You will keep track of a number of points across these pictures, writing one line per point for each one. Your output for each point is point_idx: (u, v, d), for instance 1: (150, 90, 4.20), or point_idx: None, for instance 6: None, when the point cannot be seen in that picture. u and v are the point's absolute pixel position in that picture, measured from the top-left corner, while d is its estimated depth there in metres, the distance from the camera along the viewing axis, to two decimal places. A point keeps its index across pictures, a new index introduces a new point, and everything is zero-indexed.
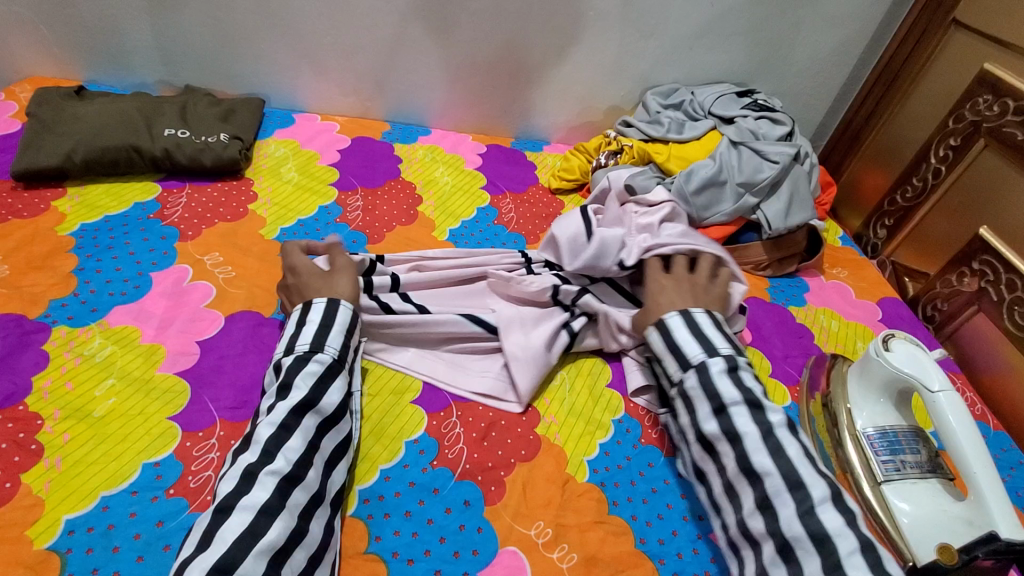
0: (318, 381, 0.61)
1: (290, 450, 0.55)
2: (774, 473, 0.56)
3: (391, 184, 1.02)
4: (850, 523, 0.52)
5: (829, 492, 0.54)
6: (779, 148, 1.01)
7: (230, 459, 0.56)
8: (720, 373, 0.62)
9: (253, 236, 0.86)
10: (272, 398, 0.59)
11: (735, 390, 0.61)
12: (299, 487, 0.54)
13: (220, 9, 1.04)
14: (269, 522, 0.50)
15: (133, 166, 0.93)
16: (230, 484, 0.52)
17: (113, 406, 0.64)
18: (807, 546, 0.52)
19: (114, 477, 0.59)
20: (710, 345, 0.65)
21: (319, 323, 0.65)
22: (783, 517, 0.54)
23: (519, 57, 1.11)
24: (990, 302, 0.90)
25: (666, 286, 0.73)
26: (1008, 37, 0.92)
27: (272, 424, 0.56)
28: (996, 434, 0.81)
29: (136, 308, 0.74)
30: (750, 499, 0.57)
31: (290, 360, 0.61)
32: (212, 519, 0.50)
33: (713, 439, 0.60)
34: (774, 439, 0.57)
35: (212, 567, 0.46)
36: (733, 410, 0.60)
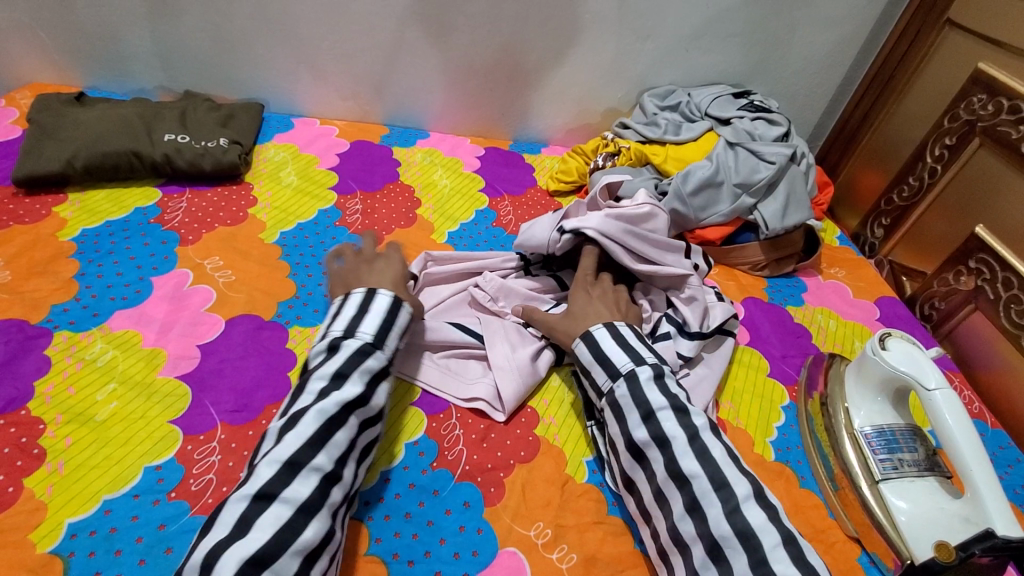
0: (370, 379, 0.60)
1: (335, 448, 0.54)
2: (702, 475, 0.56)
3: (390, 187, 1.02)
4: (772, 519, 0.52)
5: (753, 490, 0.54)
6: (775, 149, 1.01)
7: (273, 437, 0.54)
8: (648, 380, 0.62)
9: (253, 240, 0.87)
10: (324, 383, 0.58)
11: (663, 396, 0.61)
12: (335, 486, 0.54)
13: (219, 15, 1.05)
14: (307, 520, 0.50)
15: (133, 172, 0.93)
16: (273, 471, 0.51)
17: (115, 409, 0.65)
18: (734, 545, 0.52)
19: (116, 480, 0.59)
20: (636, 354, 0.65)
21: (382, 318, 0.64)
22: (712, 518, 0.54)
23: (516, 60, 1.12)
24: (987, 300, 0.90)
25: (592, 296, 0.75)
26: (1002, 37, 0.92)
27: (323, 415, 0.55)
28: (994, 432, 0.81)
29: (137, 313, 0.74)
30: (679, 503, 0.56)
31: (351, 347, 0.61)
32: (250, 507, 0.49)
33: (643, 446, 0.59)
34: (700, 442, 0.57)
35: (251, 556, 0.46)
36: (661, 415, 0.60)
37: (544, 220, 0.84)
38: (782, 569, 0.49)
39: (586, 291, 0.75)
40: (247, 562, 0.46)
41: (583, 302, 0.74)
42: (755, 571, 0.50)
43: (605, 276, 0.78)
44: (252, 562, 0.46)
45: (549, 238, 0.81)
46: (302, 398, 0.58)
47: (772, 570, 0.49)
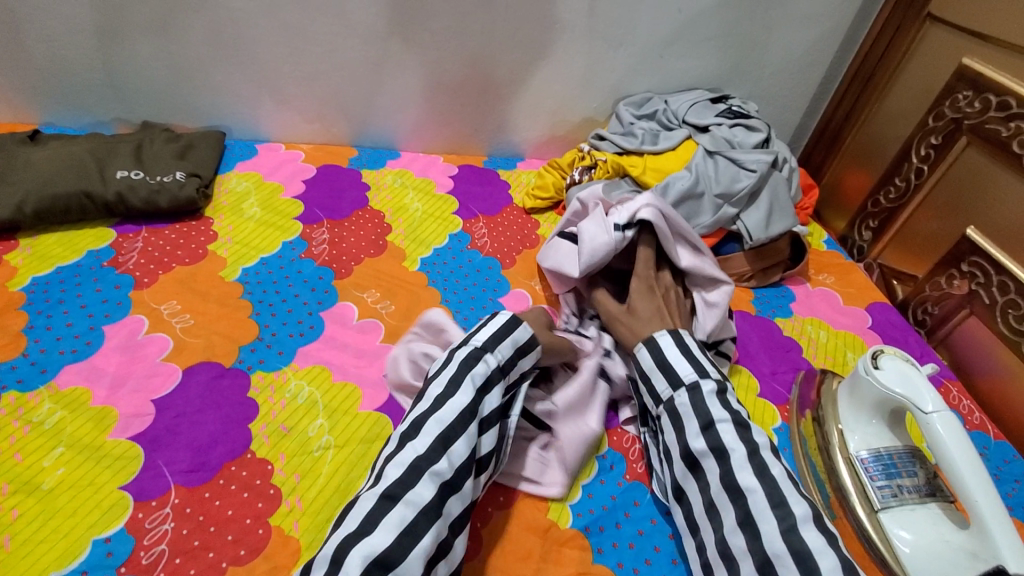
0: (480, 387, 0.61)
1: (454, 456, 0.56)
2: (758, 490, 0.56)
3: (359, 213, 0.98)
4: (831, 543, 0.51)
5: (812, 511, 0.53)
6: (755, 156, 0.98)
7: (399, 441, 0.58)
8: (711, 393, 0.63)
9: (213, 279, 0.83)
10: (440, 390, 0.60)
11: (724, 411, 0.61)
12: (453, 496, 0.55)
13: (173, 43, 1.01)
14: (427, 525, 0.51)
15: (86, 213, 0.89)
16: (399, 471, 0.54)
17: (63, 476, 0.60)
18: (788, 563, 0.51)
19: (64, 555, 0.55)
20: (701, 368, 0.66)
21: (495, 329, 0.66)
22: (765, 534, 0.53)
23: (486, 74, 1.08)
24: (982, 305, 0.87)
25: (656, 298, 0.76)
26: (986, 31, 0.89)
27: (441, 423, 0.57)
28: (997, 444, 0.78)
29: (88, 367, 0.70)
30: (731, 516, 0.56)
31: (464, 354, 0.63)
32: (377, 505, 0.52)
33: (699, 456, 0.60)
34: (760, 458, 0.57)
35: (376, 556, 0.48)
36: (720, 427, 0.60)
37: (591, 229, 0.81)
38: None
39: (650, 290, 0.77)
40: (373, 562, 0.48)
41: (651, 303, 0.76)
42: None
43: (667, 273, 0.80)
44: (380, 564, 0.48)
45: (615, 236, 0.78)
46: (421, 404, 0.60)
47: None
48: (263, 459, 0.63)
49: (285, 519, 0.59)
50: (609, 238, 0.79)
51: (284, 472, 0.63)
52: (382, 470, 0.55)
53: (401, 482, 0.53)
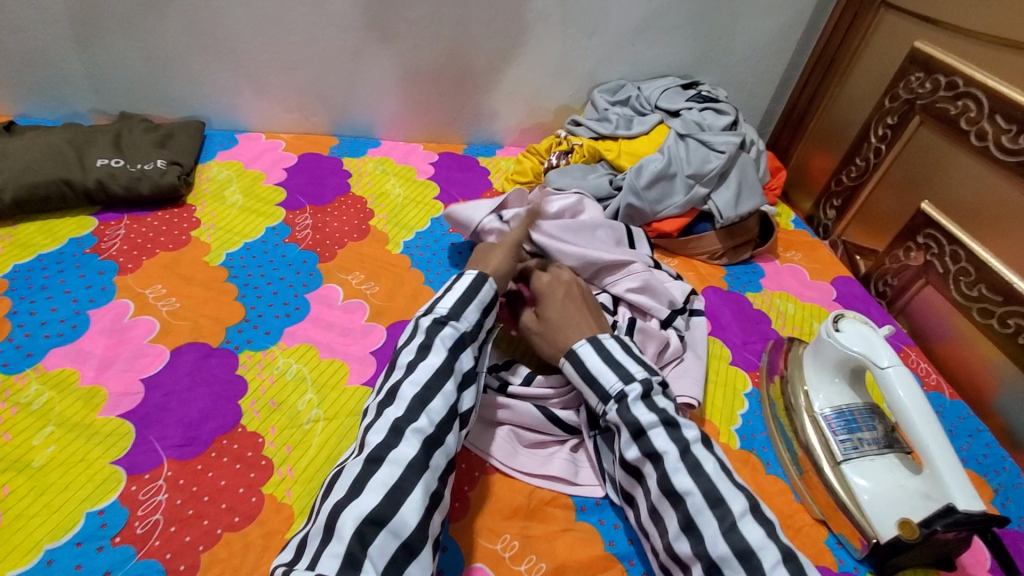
0: (451, 348, 0.64)
1: (433, 412, 0.58)
2: (695, 491, 0.55)
3: (341, 199, 1.00)
4: (770, 535, 0.52)
5: (748, 505, 0.53)
6: (724, 138, 1.02)
7: (376, 411, 0.59)
8: (636, 400, 0.60)
9: (197, 264, 0.84)
10: (412, 357, 0.62)
11: (651, 413, 0.59)
12: (437, 450, 0.56)
13: (150, 34, 1.01)
14: (415, 481, 0.53)
15: (66, 201, 0.89)
16: (380, 436, 0.55)
17: (54, 453, 0.61)
18: (733, 565, 0.50)
19: (59, 527, 0.56)
20: (624, 371, 0.63)
21: (460, 293, 0.68)
22: (708, 537, 0.52)
23: (463, 63, 1.10)
24: (937, 274, 0.92)
25: (560, 295, 0.73)
26: (935, 15, 0.95)
27: (417, 384, 0.60)
28: (952, 403, 0.82)
29: (75, 349, 0.71)
30: (674, 521, 0.55)
31: (428, 322, 0.65)
32: (364, 468, 0.53)
33: (637, 464, 0.59)
34: (692, 457, 0.56)
35: (367, 515, 0.49)
36: (651, 432, 0.58)
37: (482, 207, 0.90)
38: None
39: (551, 290, 0.73)
40: (365, 521, 0.49)
41: (555, 301, 0.72)
42: None
43: (566, 271, 0.76)
44: (371, 521, 0.49)
45: (485, 215, 0.88)
46: (395, 373, 0.62)
47: None
48: (253, 433, 0.65)
49: (278, 488, 0.61)
50: (478, 213, 0.89)
51: (275, 444, 0.64)
52: (364, 438, 0.57)
53: (382, 444, 0.54)
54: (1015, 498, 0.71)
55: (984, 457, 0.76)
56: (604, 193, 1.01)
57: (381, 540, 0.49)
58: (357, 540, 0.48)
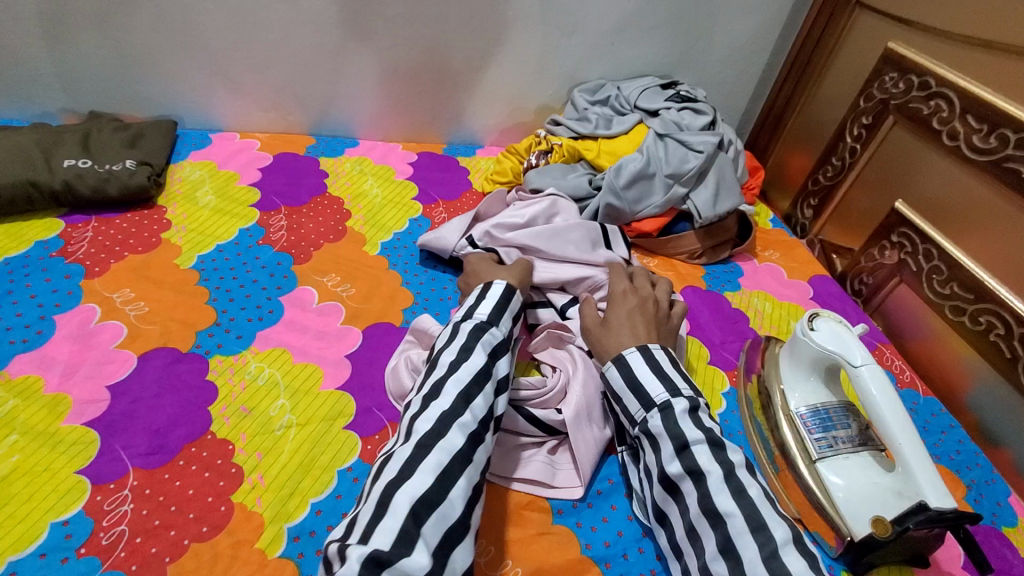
0: (492, 351, 0.64)
1: (479, 409, 0.57)
2: (737, 514, 0.53)
3: (317, 200, 0.98)
4: (814, 567, 0.48)
5: (792, 532, 0.51)
6: (702, 138, 1.02)
7: (420, 402, 0.58)
8: (683, 413, 0.59)
9: (167, 267, 0.82)
10: (455, 355, 0.62)
11: (698, 430, 0.58)
12: (480, 447, 0.56)
13: (119, 31, 0.98)
14: (461, 470, 0.53)
15: (32, 203, 0.86)
16: (429, 423, 0.55)
17: (16, 463, 0.59)
18: None
19: (20, 540, 0.54)
20: (672, 385, 0.62)
21: (496, 300, 0.69)
22: (748, 561, 0.50)
23: (442, 61, 1.09)
24: (911, 272, 0.93)
25: (633, 303, 0.73)
26: (909, 16, 0.96)
27: (460, 382, 0.59)
28: (926, 400, 0.83)
29: (39, 356, 0.69)
30: (712, 542, 0.53)
31: (469, 326, 0.65)
32: (415, 451, 0.53)
33: (677, 480, 0.57)
34: (737, 479, 0.54)
35: (420, 496, 0.49)
36: (695, 448, 0.57)
37: (453, 228, 0.90)
38: None
39: (624, 297, 0.74)
40: (419, 503, 0.49)
41: (625, 309, 0.72)
42: None
43: (646, 287, 0.77)
44: (425, 502, 0.49)
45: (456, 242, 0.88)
46: (435, 371, 0.61)
47: None
48: (223, 440, 0.64)
49: (248, 496, 0.59)
50: (450, 237, 0.88)
51: (246, 451, 0.63)
52: (411, 427, 0.56)
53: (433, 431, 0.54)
54: (987, 494, 0.72)
55: (957, 453, 0.76)
56: (583, 192, 1.01)
57: (434, 521, 0.49)
58: (411, 517, 0.48)
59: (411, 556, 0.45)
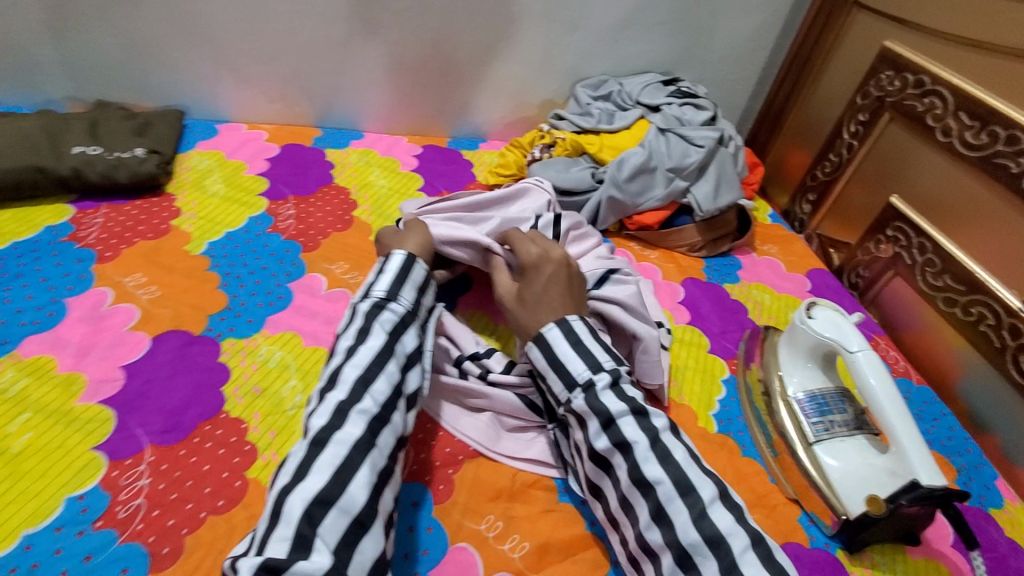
0: (392, 330, 0.64)
1: (377, 393, 0.57)
2: (665, 480, 0.54)
3: (324, 189, 1.00)
4: (739, 520, 0.52)
5: (717, 491, 0.53)
6: (703, 133, 1.05)
7: (318, 398, 0.58)
8: (605, 388, 0.60)
9: (178, 253, 0.83)
10: (351, 341, 0.62)
11: (621, 402, 0.59)
12: (386, 428, 0.56)
13: (128, 19, 0.99)
14: (361, 458, 0.52)
15: (40, 188, 0.87)
16: (324, 418, 0.55)
17: (31, 440, 0.60)
18: (704, 552, 0.51)
19: (37, 514, 0.55)
20: (593, 360, 0.62)
21: (395, 274, 0.68)
22: (679, 526, 0.52)
23: (447, 55, 1.11)
24: (905, 265, 0.95)
25: (547, 273, 0.69)
26: (905, 16, 0.98)
27: (358, 368, 0.59)
28: (919, 388, 0.86)
29: (52, 337, 0.70)
30: (644, 511, 0.55)
31: (365, 306, 0.65)
32: (308, 452, 0.52)
33: (606, 454, 0.58)
34: (662, 445, 0.56)
35: (315, 497, 0.49)
36: (621, 421, 0.57)
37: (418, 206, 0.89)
38: (750, 572, 0.49)
39: (539, 266, 0.70)
40: (314, 502, 0.48)
41: (537, 281, 0.69)
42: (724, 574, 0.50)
43: (557, 251, 0.72)
44: (319, 502, 0.49)
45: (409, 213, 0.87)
46: (334, 360, 0.62)
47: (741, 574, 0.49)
48: (237, 419, 0.65)
49: (262, 472, 0.61)
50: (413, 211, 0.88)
51: (259, 430, 0.64)
52: (307, 426, 0.55)
53: (325, 426, 0.53)
54: (976, 477, 0.75)
55: (948, 439, 0.79)
56: (586, 185, 1.02)
57: (331, 519, 0.48)
58: (305, 521, 0.47)
59: (309, 559, 0.46)
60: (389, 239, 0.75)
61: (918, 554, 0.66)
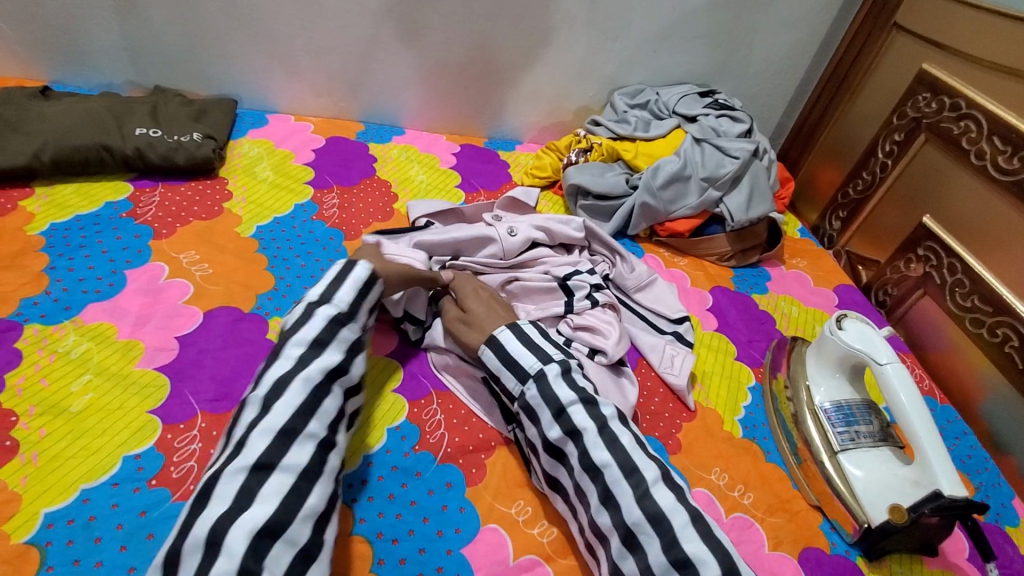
0: (348, 349, 0.64)
1: (326, 416, 0.58)
2: (613, 463, 0.58)
3: (366, 181, 1.03)
4: (679, 499, 0.56)
5: (660, 472, 0.57)
6: (739, 144, 1.06)
7: (257, 408, 0.56)
8: (557, 377, 0.64)
9: (229, 234, 0.87)
10: (303, 351, 0.60)
11: (571, 392, 0.63)
12: (331, 452, 0.57)
13: (191, 10, 1.04)
14: (311, 486, 0.54)
15: (103, 166, 0.92)
16: (267, 441, 0.54)
17: (91, 400, 0.64)
18: (647, 530, 0.54)
19: (95, 470, 0.58)
20: (543, 354, 0.66)
21: (358, 287, 0.67)
22: (624, 506, 0.56)
23: (490, 58, 1.14)
24: (935, 285, 0.96)
25: (484, 296, 0.76)
26: (944, 40, 0.99)
27: (310, 384, 0.58)
28: (942, 407, 0.86)
29: (111, 306, 0.74)
30: (595, 496, 0.58)
31: (326, 315, 0.63)
32: (251, 477, 0.51)
33: (559, 444, 0.61)
34: (609, 431, 0.60)
35: (260, 528, 0.49)
36: (571, 410, 0.62)
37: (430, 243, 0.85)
38: (691, 547, 0.52)
39: (476, 291, 0.77)
40: (258, 534, 0.48)
41: (480, 301, 0.75)
42: (666, 551, 0.53)
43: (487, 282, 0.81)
44: (244, 538, 0.48)
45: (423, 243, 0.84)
46: (279, 366, 0.59)
47: (681, 549, 0.53)
48: None
49: None
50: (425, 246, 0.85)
51: None
52: (245, 438, 0.54)
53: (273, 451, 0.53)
54: (993, 495, 0.75)
55: (968, 457, 0.79)
56: (620, 191, 1.05)
57: (276, 550, 0.49)
58: (250, 555, 0.47)
59: None
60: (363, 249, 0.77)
61: (934, 565, 0.67)
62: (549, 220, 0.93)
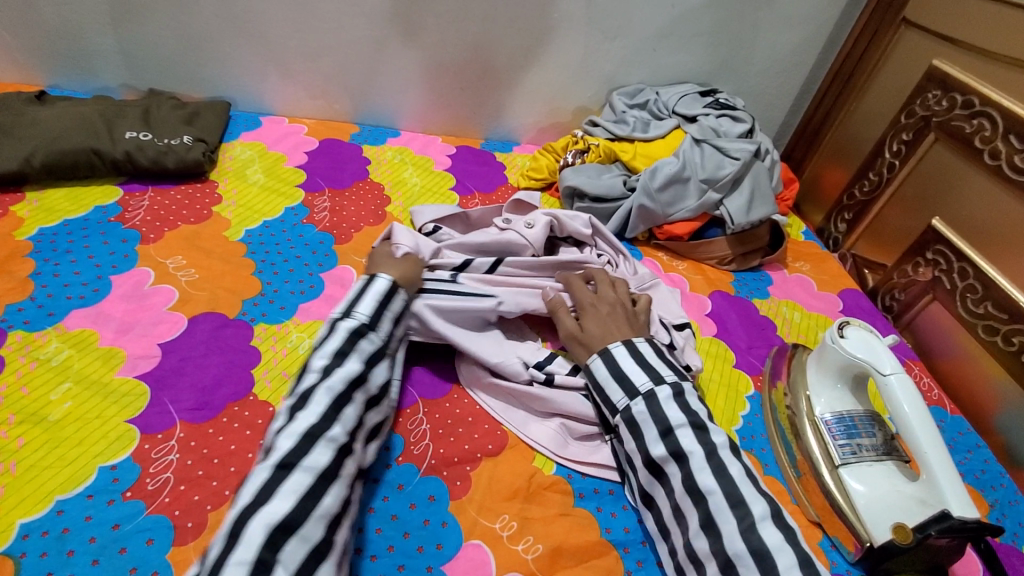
0: (367, 359, 0.63)
1: (348, 421, 0.56)
2: (717, 491, 0.57)
3: (359, 184, 1.02)
4: (789, 540, 0.53)
5: (769, 509, 0.55)
6: (739, 145, 1.04)
7: (286, 415, 0.56)
8: (667, 399, 0.63)
9: (217, 238, 0.86)
10: (326, 361, 0.60)
11: (682, 414, 0.62)
12: (348, 459, 0.55)
13: (185, 13, 1.03)
14: (327, 487, 0.52)
15: (94, 170, 0.92)
16: (292, 441, 0.53)
17: (70, 409, 0.63)
18: (749, 563, 0.52)
19: (70, 481, 0.57)
20: (655, 373, 0.66)
21: (378, 298, 0.68)
22: (726, 535, 0.54)
23: (487, 58, 1.12)
24: (945, 290, 0.92)
25: (603, 312, 0.75)
26: (956, 35, 0.95)
27: (331, 392, 0.57)
28: (953, 418, 0.83)
29: (95, 312, 0.73)
30: (694, 518, 0.57)
31: (346, 326, 0.64)
32: (274, 474, 0.50)
33: (661, 462, 0.60)
34: (718, 459, 0.58)
35: (278, 522, 0.47)
36: (679, 432, 0.61)
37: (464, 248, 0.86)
38: None
39: (596, 306, 0.76)
40: (275, 528, 0.47)
41: (600, 318, 0.74)
42: None
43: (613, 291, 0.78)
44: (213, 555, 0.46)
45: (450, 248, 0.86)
46: (307, 377, 0.60)
47: None
48: (265, 402, 0.67)
49: None
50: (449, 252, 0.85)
51: None
52: (273, 443, 0.54)
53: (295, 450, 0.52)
54: (1010, 514, 0.72)
55: (982, 473, 0.76)
56: (617, 193, 1.03)
57: (291, 547, 0.47)
58: (267, 546, 0.46)
59: None
60: (381, 259, 0.76)
61: None
62: (558, 213, 0.91)
